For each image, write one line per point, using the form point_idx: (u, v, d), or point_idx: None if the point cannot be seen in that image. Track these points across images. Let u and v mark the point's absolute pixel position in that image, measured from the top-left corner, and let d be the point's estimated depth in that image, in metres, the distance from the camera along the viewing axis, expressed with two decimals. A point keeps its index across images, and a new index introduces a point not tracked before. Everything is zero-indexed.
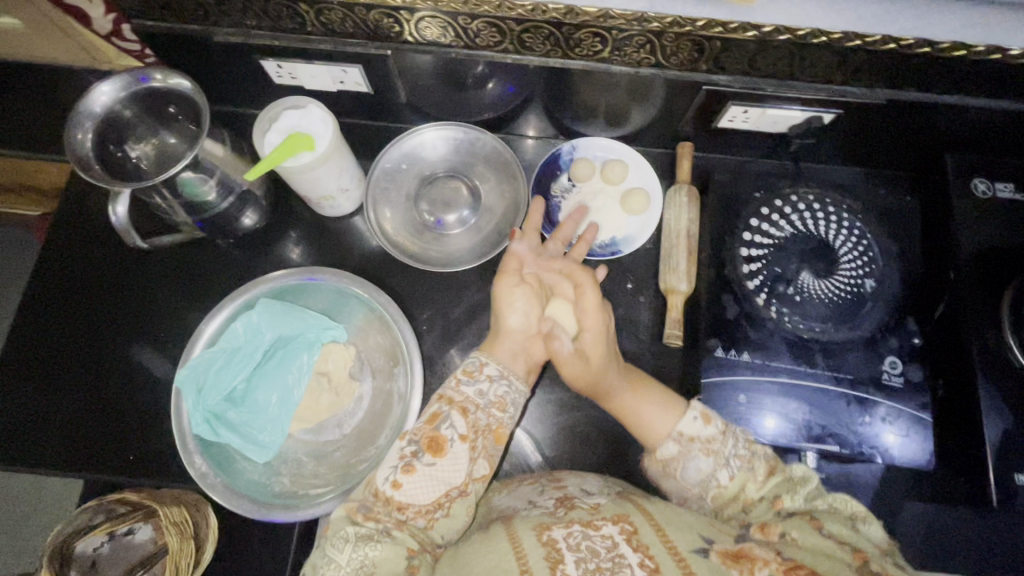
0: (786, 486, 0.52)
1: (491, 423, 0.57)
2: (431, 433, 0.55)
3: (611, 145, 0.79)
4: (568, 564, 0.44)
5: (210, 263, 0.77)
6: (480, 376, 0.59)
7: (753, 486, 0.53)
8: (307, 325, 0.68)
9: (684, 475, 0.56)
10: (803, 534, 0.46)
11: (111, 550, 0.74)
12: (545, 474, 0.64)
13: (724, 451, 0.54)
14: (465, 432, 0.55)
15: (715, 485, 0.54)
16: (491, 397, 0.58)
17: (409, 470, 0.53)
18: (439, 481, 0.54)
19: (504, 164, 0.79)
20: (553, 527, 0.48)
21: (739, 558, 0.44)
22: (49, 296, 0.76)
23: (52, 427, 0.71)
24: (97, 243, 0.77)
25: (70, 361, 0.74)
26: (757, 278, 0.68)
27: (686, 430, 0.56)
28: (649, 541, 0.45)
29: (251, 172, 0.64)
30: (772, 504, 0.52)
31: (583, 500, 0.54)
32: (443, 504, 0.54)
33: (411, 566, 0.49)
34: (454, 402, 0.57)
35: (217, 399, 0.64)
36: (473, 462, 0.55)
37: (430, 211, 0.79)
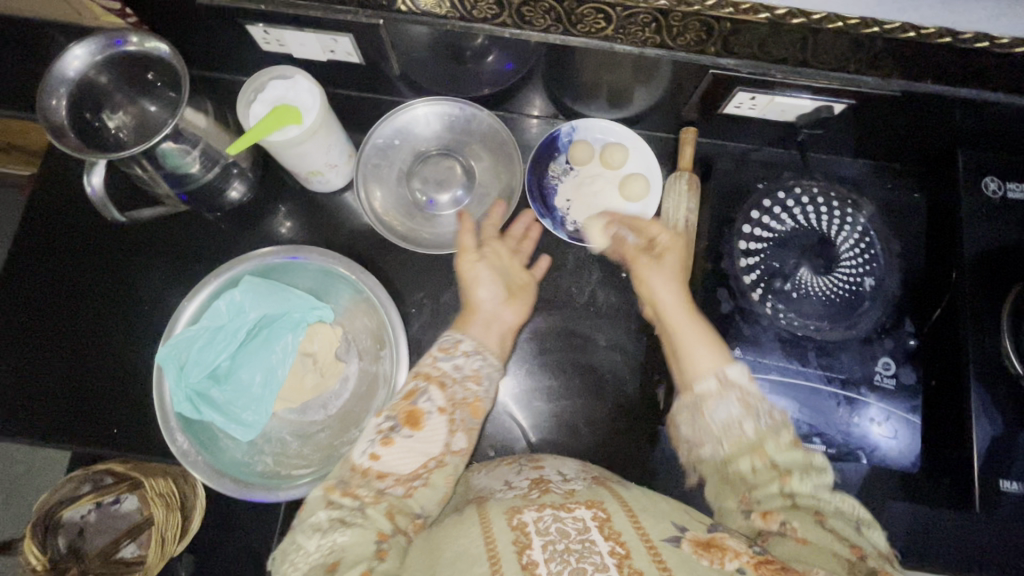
0: (801, 467, 0.50)
1: (468, 397, 0.56)
2: (408, 408, 0.54)
3: (612, 128, 0.76)
4: (535, 548, 0.44)
5: (195, 236, 0.75)
6: (456, 352, 0.58)
7: (771, 445, 0.50)
8: (292, 303, 0.66)
9: (711, 414, 0.53)
10: (803, 525, 0.46)
11: (98, 518, 0.77)
12: (525, 456, 0.64)
13: (756, 406, 0.52)
14: (442, 405, 0.54)
15: (738, 431, 0.51)
16: (466, 370, 0.57)
17: (387, 442, 0.52)
18: (417, 453, 0.53)
19: (500, 144, 0.76)
20: (524, 511, 0.47)
21: (710, 547, 0.44)
22: (30, 266, 0.74)
23: (35, 396, 0.71)
24: (81, 212, 0.75)
25: (52, 331, 0.73)
26: (754, 273, 0.66)
27: (731, 374, 0.54)
28: (621, 527, 0.45)
29: (232, 146, 0.61)
30: (778, 476, 0.49)
31: (558, 483, 0.54)
32: (423, 474, 0.53)
33: (379, 550, 0.48)
34: (431, 377, 0.56)
35: (197, 377, 0.63)
36: (451, 435, 0.54)
37: (422, 190, 0.77)
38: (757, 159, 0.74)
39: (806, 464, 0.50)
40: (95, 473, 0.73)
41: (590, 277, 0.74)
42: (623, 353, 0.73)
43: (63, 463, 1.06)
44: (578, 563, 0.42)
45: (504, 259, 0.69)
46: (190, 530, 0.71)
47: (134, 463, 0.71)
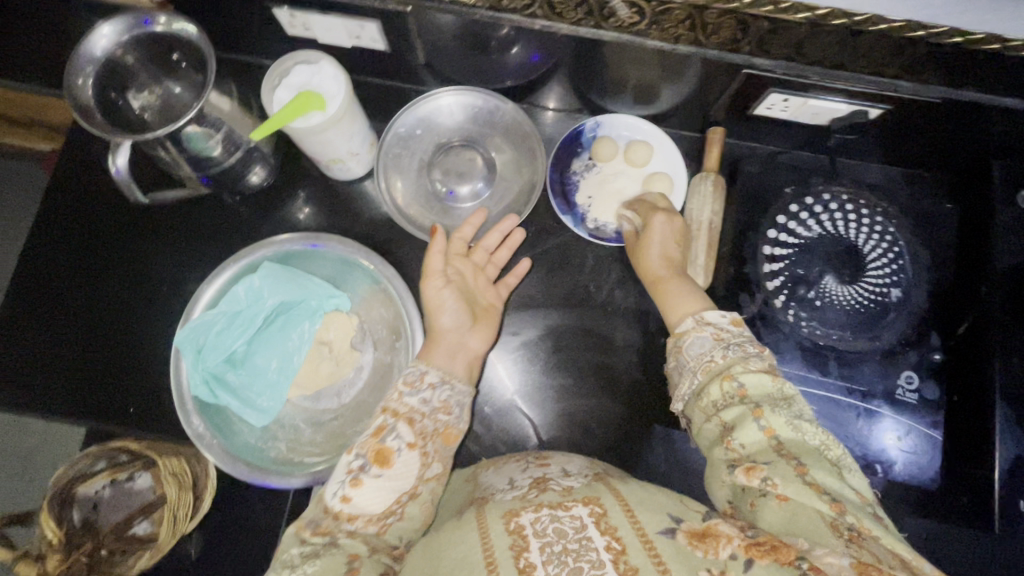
0: (770, 401, 0.48)
1: (438, 427, 0.54)
2: (376, 445, 0.51)
3: (638, 126, 0.75)
4: (532, 551, 0.42)
5: (214, 219, 0.75)
6: (421, 386, 0.55)
7: (738, 368, 0.50)
8: (310, 291, 0.67)
9: (688, 351, 0.54)
10: (785, 481, 0.44)
11: (112, 494, 0.75)
12: (533, 452, 0.64)
13: (733, 340, 0.53)
14: (411, 441, 0.52)
15: (709, 361, 0.52)
16: (434, 403, 0.55)
17: (356, 483, 0.50)
18: (389, 491, 0.50)
19: (523, 137, 0.75)
20: (521, 513, 0.46)
21: (704, 538, 0.42)
22: (50, 243, 0.74)
23: (52, 372, 0.72)
24: (103, 191, 0.75)
25: (69, 307, 0.73)
26: (778, 279, 0.65)
27: (707, 316, 0.56)
28: (618, 522, 0.43)
29: (258, 131, 0.60)
30: (753, 412, 0.48)
31: (558, 481, 0.53)
32: (396, 510, 0.51)
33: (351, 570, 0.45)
34: (399, 413, 0.53)
35: (215, 361, 0.64)
36: (424, 467, 0.52)
37: (442, 181, 0.76)
38: (785, 162, 0.72)
39: (777, 398, 0.49)
40: (110, 450, 0.75)
41: (609, 276, 0.73)
42: (638, 354, 0.72)
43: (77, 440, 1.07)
44: (575, 562, 0.41)
45: (469, 279, 0.67)
46: (201, 511, 0.72)
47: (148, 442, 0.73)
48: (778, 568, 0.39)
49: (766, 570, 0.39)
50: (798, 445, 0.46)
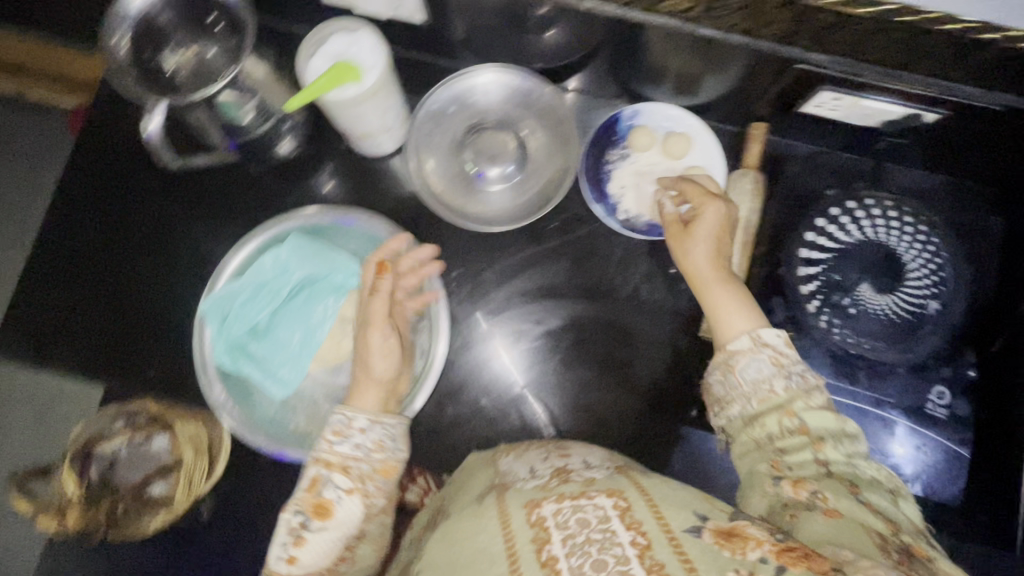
0: (832, 435, 0.48)
1: (377, 466, 0.53)
2: (313, 500, 0.51)
3: (678, 116, 0.72)
4: (555, 542, 0.42)
5: (239, 190, 0.74)
6: (351, 432, 0.54)
7: (801, 404, 0.49)
8: (335, 267, 0.66)
9: (744, 373, 0.52)
10: (835, 496, 0.44)
11: (128, 454, 0.73)
12: (553, 442, 0.63)
13: (790, 367, 0.51)
14: (349, 488, 0.51)
15: (768, 390, 0.50)
16: (368, 444, 0.53)
17: (300, 541, 0.50)
18: (333, 541, 0.51)
19: (558, 122, 0.73)
20: (543, 504, 0.46)
21: (732, 536, 0.41)
22: (78, 203, 0.74)
23: (77, 331, 0.72)
24: (130, 153, 0.75)
25: (93, 270, 0.73)
26: (813, 284, 0.63)
27: (763, 335, 0.53)
28: (643, 517, 0.43)
29: (289, 104, 0.59)
30: (812, 446, 0.48)
31: (578, 472, 0.53)
32: (346, 553, 0.52)
33: None
34: (332, 463, 0.52)
35: (238, 332, 0.64)
36: (367, 508, 0.52)
37: (473, 161, 0.74)
38: (826, 163, 0.70)
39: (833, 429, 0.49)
40: (129, 411, 0.73)
41: (638, 270, 0.71)
42: (660, 351, 0.70)
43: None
44: (599, 555, 0.40)
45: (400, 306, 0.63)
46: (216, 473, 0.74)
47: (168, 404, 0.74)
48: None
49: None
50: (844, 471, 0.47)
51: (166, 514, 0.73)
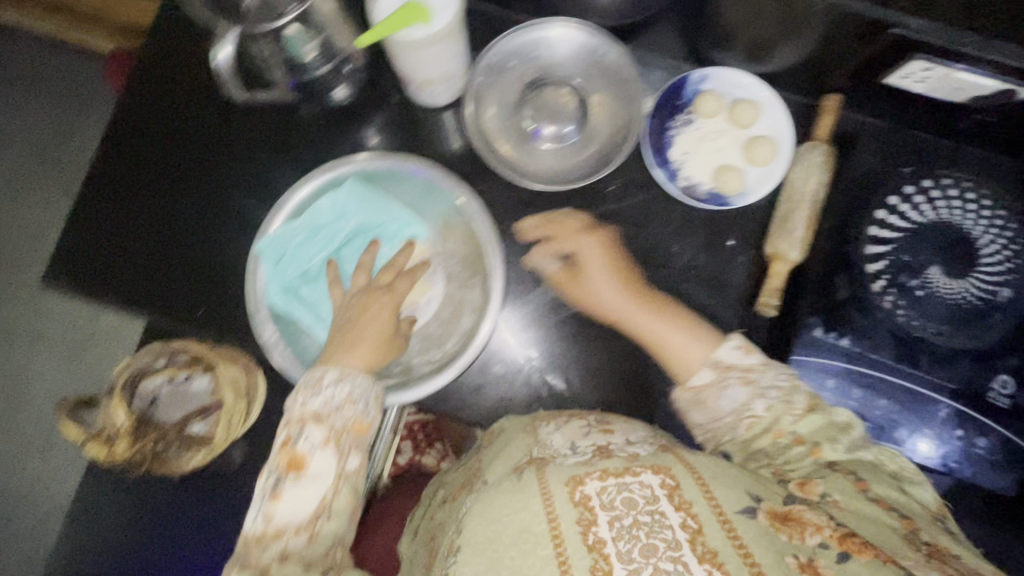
0: (828, 434, 0.53)
1: (348, 421, 0.54)
2: (288, 454, 0.52)
3: (748, 82, 0.69)
4: (602, 525, 0.42)
5: (291, 134, 0.73)
6: (321, 387, 0.55)
7: (788, 420, 0.53)
8: (391, 217, 0.66)
9: (718, 403, 0.57)
10: (843, 497, 0.48)
11: (170, 392, 0.74)
12: (592, 415, 0.61)
13: (762, 381, 0.55)
14: (322, 440, 0.53)
15: (750, 414, 0.55)
16: (338, 398, 0.54)
17: (276, 495, 0.52)
18: (310, 495, 0.52)
19: (622, 82, 0.71)
20: (587, 481, 0.45)
21: (787, 521, 0.44)
22: (131, 138, 0.73)
23: (124, 265, 0.72)
24: (184, 89, 0.73)
25: (143, 204, 0.73)
26: (881, 263, 0.62)
27: (723, 357, 0.58)
28: (692, 498, 0.44)
29: (359, 43, 0.57)
30: (811, 451, 0.52)
31: (620, 446, 0.53)
32: (324, 512, 0.52)
33: None
34: (303, 419, 0.53)
35: (292, 274, 0.65)
36: (342, 460, 0.53)
37: (532, 118, 0.72)
38: (904, 141, 0.66)
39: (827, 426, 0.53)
40: (171, 349, 0.74)
41: (694, 240, 0.69)
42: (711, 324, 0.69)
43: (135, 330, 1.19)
44: (648, 539, 0.41)
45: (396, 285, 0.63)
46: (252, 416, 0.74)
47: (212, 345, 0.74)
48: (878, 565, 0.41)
49: (863, 564, 0.41)
50: (862, 467, 0.51)
51: (207, 452, 0.74)
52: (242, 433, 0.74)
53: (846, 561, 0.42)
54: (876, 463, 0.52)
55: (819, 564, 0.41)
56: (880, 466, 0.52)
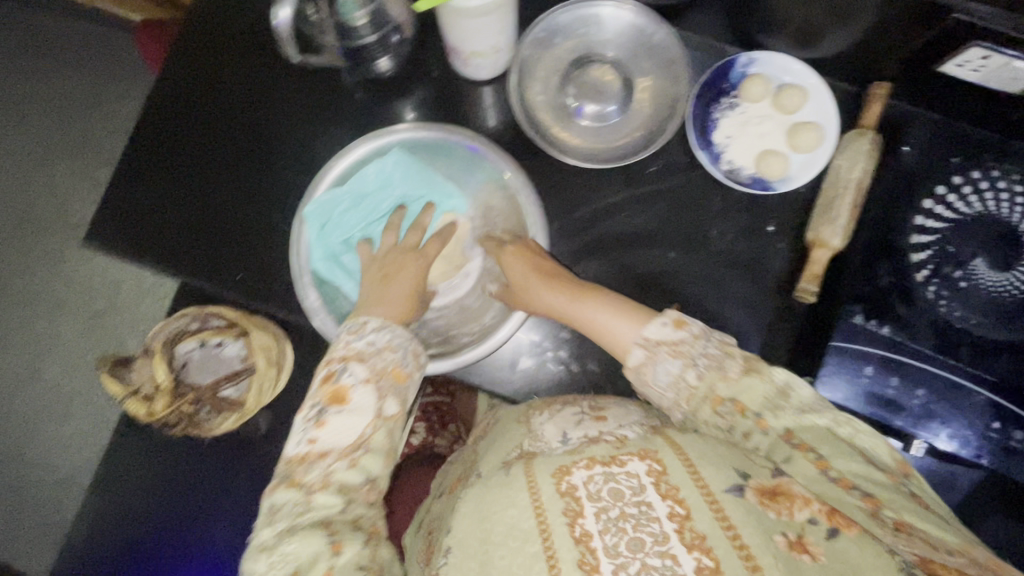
0: (776, 401, 0.49)
1: (388, 364, 0.57)
2: (331, 388, 0.55)
3: (795, 68, 0.69)
4: (588, 517, 0.42)
5: (333, 103, 0.73)
6: (364, 331, 0.58)
7: (722, 386, 0.50)
8: (432, 188, 0.69)
9: (654, 379, 0.53)
10: (806, 477, 0.45)
11: (201, 357, 0.78)
12: (587, 399, 0.61)
13: (692, 353, 0.52)
14: (365, 377, 0.55)
15: (686, 386, 0.51)
16: (380, 343, 0.58)
17: (320, 423, 0.54)
18: (351, 427, 0.54)
19: (668, 63, 0.70)
20: (573, 471, 0.45)
21: (776, 496, 0.42)
22: (175, 101, 0.74)
23: (162, 226, 0.72)
24: (231, 54, 0.74)
25: (186, 167, 0.73)
26: (925, 252, 0.61)
27: (653, 334, 0.54)
28: (679, 483, 0.43)
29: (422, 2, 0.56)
30: (758, 422, 0.49)
31: (609, 432, 0.52)
32: (363, 446, 0.55)
33: (333, 544, 0.50)
34: (347, 356, 0.56)
35: (337, 243, 0.67)
36: (380, 402, 0.56)
37: (575, 96, 0.71)
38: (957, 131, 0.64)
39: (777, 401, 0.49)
40: (206, 314, 0.77)
41: (733, 225, 0.69)
42: (747, 310, 0.69)
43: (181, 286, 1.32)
44: (634, 532, 0.40)
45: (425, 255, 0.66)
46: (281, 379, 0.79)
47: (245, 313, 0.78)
48: (869, 540, 0.40)
49: (852, 539, 0.40)
50: (811, 432, 0.47)
51: (238, 417, 0.76)
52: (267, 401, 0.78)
53: (836, 537, 0.40)
54: (829, 429, 0.48)
55: (808, 542, 0.40)
56: (835, 433, 0.47)
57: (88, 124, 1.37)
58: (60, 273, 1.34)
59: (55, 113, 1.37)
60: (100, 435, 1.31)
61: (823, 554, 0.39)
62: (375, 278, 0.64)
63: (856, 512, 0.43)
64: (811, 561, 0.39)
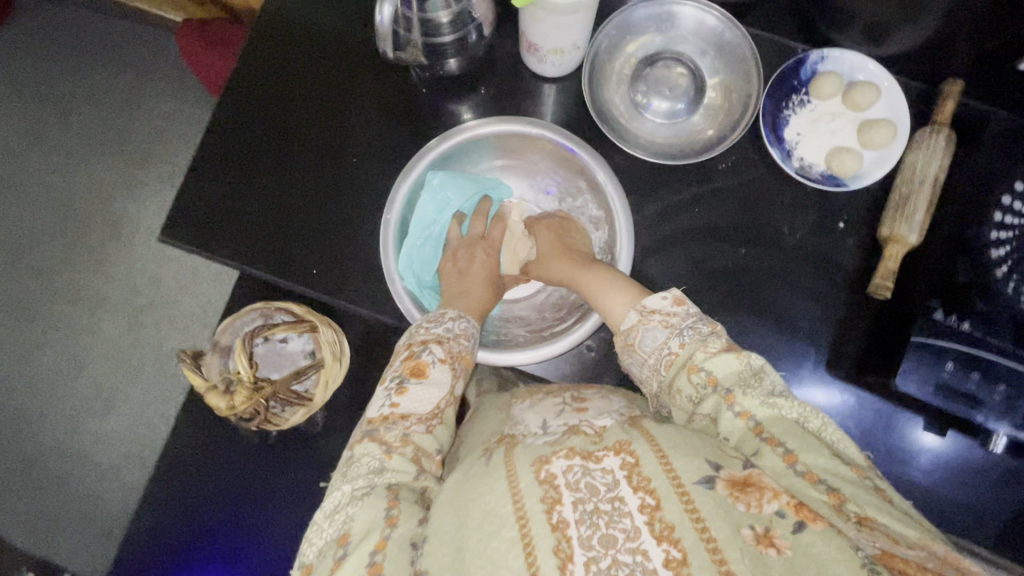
0: (744, 380, 0.48)
1: (462, 350, 0.59)
2: (411, 362, 0.56)
3: (866, 66, 0.69)
4: (565, 505, 0.42)
5: (404, 101, 0.74)
6: (443, 320, 0.62)
7: (701, 356, 0.50)
8: (481, 183, 0.76)
9: (642, 345, 0.54)
10: (773, 471, 0.43)
11: (265, 352, 0.82)
12: (570, 389, 0.62)
13: (680, 324, 0.53)
14: (443, 356, 0.57)
15: (668, 352, 0.52)
16: (456, 328, 0.61)
17: (401, 391, 0.55)
18: (430, 399, 0.55)
19: (738, 61, 0.71)
20: (552, 460, 0.46)
21: (746, 488, 0.42)
22: (247, 98, 0.75)
23: (238, 222, 0.73)
24: (301, 53, 0.75)
25: (259, 166, 0.74)
26: (1004, 249, 0.60)
27: (650, 305, 0.55)
28: (651, 472, 0.43)
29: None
30: (725, 397, 0.48)
31: (589, 423, 0.53)
32: (441, 413, 0.56)
33: (389, 516, 0.48)
34: (427, 337, 0.58)
35: (431, 278, 0.73)
36: (454, 382, 0.57)
37: (644, 93, 0.73)
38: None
39: (746, 376, 0.48)
40: (272, 309, 0.79)
41: (805, 221, 0.70)
42: (821, 305, 0.69)
43: (225, 281, 1.34)
44: (607, 528, 0.41)
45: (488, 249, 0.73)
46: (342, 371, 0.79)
47: (308, 309, 0.78)
48: (832, 534, 0.39)
49: (817, 534, 0.39)
50: (777, 423, 0.45)
51: (305, 412, 0.77)
52: (325, 398, 0.77)
53: (802, 531, 0.39)
54: (798, 420, 0.45)
55: (775, 535, 0.39)
56: (803, 425, 0.45)
57: (128, 123, 1.37)
58: (101, 270, 1.35)
59: (96, 112, 1.38)
60: (145, 430, 1.31)
61: (789, 547, 0.39)
62: (453, 273, 0.70)
63: (821, 508, 0.41)
64: (776, 555, 0.39)
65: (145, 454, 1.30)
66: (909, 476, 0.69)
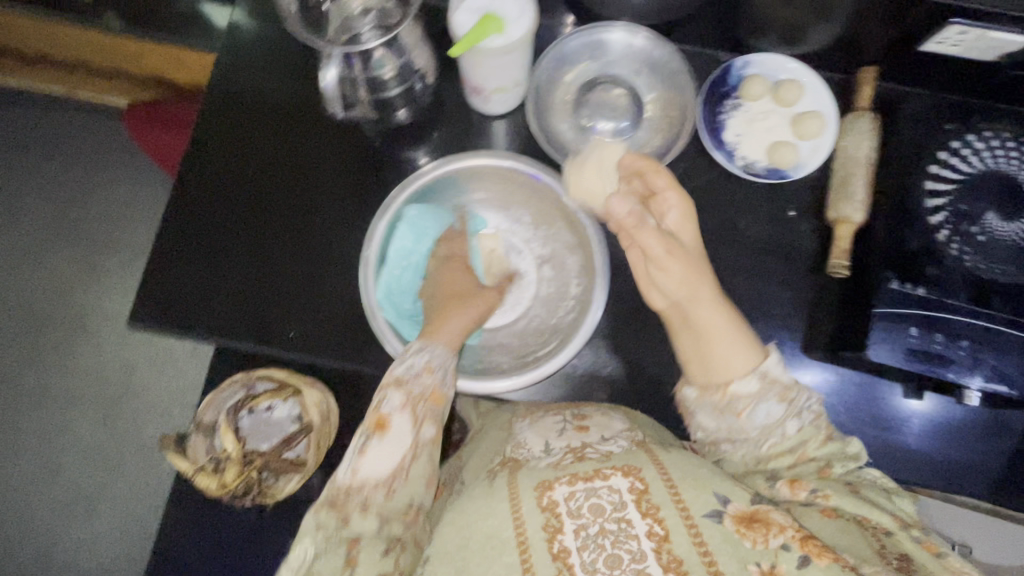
0: (839, 456, 0.56)
1: (426, 390, 0.56)
2: (373, 418, 0.55)
3: (787, 65, 0.74)
4: (567, 534, 0.45)
5: (360, 155, 0.75)
6: (406, 357, 0.59)
7: (815, 445, 0.56)
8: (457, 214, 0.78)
9: (753, 416, 0.56)
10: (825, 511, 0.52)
11: (251, 424, 0.81)
12: (570, 407, 0.62)
13: (799, 401, 0.56)
14: (403, 404, 0.55)
15: (783, 431, 0.56)
16: (418, 364, 0.57)
17: (362, 451, 0.53)
18: (392, 455, 0.54)
19: (670, 75, 0.75)
20: (555, 487, 0.48)
21: (754, 523, 0.44)
22: (205, 173, 0.75)
23: (207, 295, 0.72)
24: (253, 122, 0.76)
25: (225, 237, 0.74)
26: (941, 216, 0.63)
27: (772, 369, 0.57)
28: (660, 501, 0.45)
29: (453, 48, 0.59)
30: (818, 466, 0.56)
31: (592, 445, 0.53)
32: (402, 472, 0.54)
33: (349, 558, 0.51)
34: (388, 385, 0.56)
35: (409, 305, 0.74)
36: (417, 428, 0.55)
37: (589, 117, 0.76)
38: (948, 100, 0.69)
39: (841, 452, 0.56)
40: (255, 378, 0.78)
41: (759, 214, 0.74)
42: (788, 289, 0.73)
43: (200, 357, 1.30)
44: (612, 548, 0.44)
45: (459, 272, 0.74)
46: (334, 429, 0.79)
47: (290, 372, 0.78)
48: (837, 570, 0.42)
49: (823, 569, 0.42)
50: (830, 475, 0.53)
51: (302, 477, 0.76)
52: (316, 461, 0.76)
53: (807, 565, 0.42)
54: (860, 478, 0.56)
55: (781, 570, 0.43)
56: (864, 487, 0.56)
57: (83, 211, 1.36)
58: (70, 365, 1.31)
59: (49, 204, 1.36)
60: (136, 524, 1.25)
61: None
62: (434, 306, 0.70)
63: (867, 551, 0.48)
64: None
65: (139, 549, 1.24)
66: (900, 440, 0.71)
